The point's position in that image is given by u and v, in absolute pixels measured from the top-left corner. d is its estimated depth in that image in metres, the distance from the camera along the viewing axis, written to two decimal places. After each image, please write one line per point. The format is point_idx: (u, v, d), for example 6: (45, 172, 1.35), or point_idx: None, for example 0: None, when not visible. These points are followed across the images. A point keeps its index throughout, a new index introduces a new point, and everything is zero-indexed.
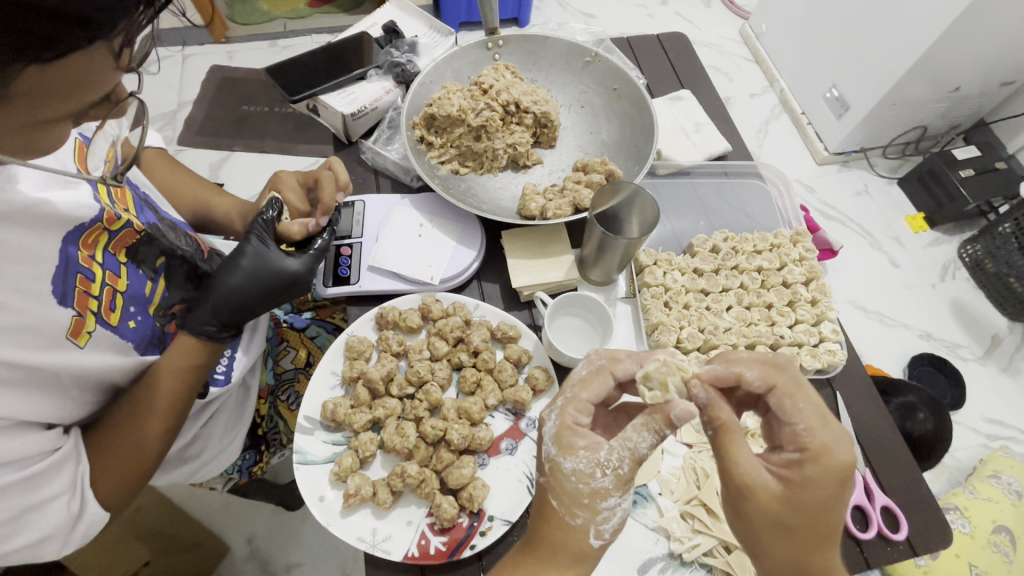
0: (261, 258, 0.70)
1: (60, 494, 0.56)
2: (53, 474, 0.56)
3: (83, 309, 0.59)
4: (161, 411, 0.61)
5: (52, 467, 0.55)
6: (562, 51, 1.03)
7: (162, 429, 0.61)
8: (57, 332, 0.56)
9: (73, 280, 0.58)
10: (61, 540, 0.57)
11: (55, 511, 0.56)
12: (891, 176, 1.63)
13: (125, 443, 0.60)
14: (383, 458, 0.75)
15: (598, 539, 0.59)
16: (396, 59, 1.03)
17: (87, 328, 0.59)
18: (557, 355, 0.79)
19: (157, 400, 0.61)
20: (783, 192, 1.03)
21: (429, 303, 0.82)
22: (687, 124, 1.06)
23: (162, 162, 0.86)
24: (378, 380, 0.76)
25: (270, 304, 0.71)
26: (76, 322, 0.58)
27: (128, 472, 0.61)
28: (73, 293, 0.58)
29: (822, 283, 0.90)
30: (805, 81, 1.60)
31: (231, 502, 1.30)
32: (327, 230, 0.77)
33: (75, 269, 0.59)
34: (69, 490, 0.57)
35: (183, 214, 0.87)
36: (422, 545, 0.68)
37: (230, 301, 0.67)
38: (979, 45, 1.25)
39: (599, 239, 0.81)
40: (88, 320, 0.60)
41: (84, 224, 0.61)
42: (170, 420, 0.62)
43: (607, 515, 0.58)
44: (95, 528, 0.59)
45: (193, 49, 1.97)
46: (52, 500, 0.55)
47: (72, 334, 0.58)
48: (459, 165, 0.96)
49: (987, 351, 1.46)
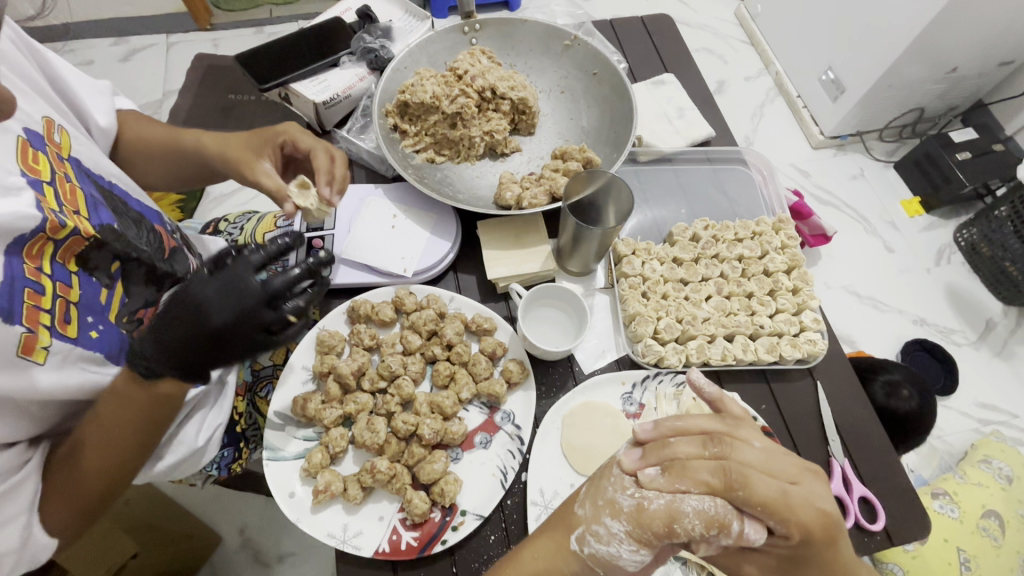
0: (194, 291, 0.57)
1: (15, 517, 0.55)
2: (10, 495, 0.55)
3: (34, 325, 0.57)
4: (102, 456, 0.58)
5: (10, 489, 0.55)
6: (540, 35, 1.00)
7: (99, 467, 0.58)
8: (7, 351, 0.54)
9: (19, 295, 0.56)
10: (13, 561, 0.55)
11: (10, 532, 0.54)
12: (887, 160, 1.60)
13: (79, 468, 0.58)
14: (355, 453, 0.74)
15: (578, 545, 0.55)
16: (368, 45, 1.00)
17: (42, 344, 0.58)
18: (532, 348, 0.78)
19: (98, 440, 0.57)
20: (767, 177, 1.01)
21: (402, 295, 0.81)
22: (670, 109, 1.03)
23: (139, 124, 0.83)
24: (348, 375, 0.75)
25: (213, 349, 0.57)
26: (27, 339, 0.56)
27: (75, 502, 0.59)
28: (21, 309, 0.56)
29: (804, 271, 0.88)
30: (801, 63, 1.56)
31: (221, 494, 1.30)
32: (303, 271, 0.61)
33: (22, 283, 0.57)
34: (25, 514, 0.56)
35: (158, 171, 0.84)
36: (393, 541, 0.68)
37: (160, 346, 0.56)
38: (977, 25, 1.21)
39: (574, 230, 0.80)
40: (42, 335, 0.58)
41: (25, 235, 0.58)
42: (108, 459, 0.58)
43: (601, 532, 0.54)
44: (43, 555, 0.58)
45: (178, 37, 1.93)
46: (8, 522, 0.54)
47: (26, 352, 0.56)
48: (435, 153, 0.94)
49: (981, 336, 1.44)
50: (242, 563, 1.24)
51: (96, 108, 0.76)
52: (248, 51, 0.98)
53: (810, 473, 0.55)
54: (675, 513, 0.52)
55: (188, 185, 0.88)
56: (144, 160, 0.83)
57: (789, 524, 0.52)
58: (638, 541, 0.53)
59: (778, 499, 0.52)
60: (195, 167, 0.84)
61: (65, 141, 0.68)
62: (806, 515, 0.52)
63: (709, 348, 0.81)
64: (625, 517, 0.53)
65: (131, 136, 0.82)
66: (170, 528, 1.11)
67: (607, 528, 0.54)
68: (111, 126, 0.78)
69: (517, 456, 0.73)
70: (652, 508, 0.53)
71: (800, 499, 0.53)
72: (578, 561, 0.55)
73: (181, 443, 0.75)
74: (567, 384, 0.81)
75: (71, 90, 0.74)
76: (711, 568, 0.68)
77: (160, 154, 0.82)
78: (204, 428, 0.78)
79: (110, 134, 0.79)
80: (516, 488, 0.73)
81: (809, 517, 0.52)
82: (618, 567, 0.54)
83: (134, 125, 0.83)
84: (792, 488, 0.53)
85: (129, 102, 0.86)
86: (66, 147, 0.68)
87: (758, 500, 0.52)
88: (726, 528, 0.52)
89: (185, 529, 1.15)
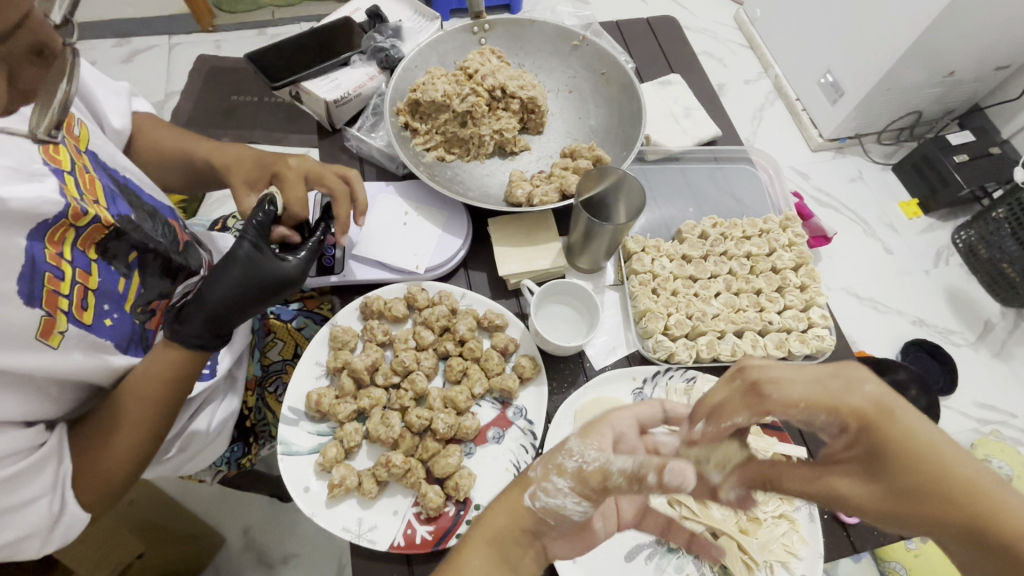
0: (252, 263, 0.66)
1: (39, 496, 0.56)
2: (34, 475, 0.56)
3: (52, 308, 0.58)
4: (142, 419, 0.61)
5: (32, 467, 0.56)
6: (549, 36, 1.01)
7: (134, 438, 0.61)
8: (24, 334, 0.55)
9: (40, 279, 0.57)
10: (38, 541, 0.57)
11: (35, 512, 0.56)
12: (886, 162, 1.62)
13: (110, 438, 0.60)
14: (369, 447, 0.74)
15: (530, 500, 0.54)
16: (379, 44, 1.01)
17: (59, 328, 0.58)
18: (544, 343, 0.78)
19: (136, 409, 0.61)
20: (773, 176, 1.02)
21: (414, 292, 0.81)
22: (677, 109, 1.05)
23: (150, 126, 0.84)
24: (362, 370, 0.75)
25: (261, 308, 0.68)
26: (45, 323, 0.57)
27: (108, 474, 0.61)
28: (41, 293, 0.57)
29: (811, 269, 0.90)
30: (801, 66, 1.58)
31: (224, 495, 1.29)
32: (322, 230, 0.74)
33: (42, 268, 0.57)
34: (49, 492, 0.57)
35: (175, 172, 0.84)
36: (408, 534, 0.68)
37: (221, 312, 0.64)
38: (974, 30, 1.23)
39: (586, 226, 0.80)
40: (59, 320, 0.58)
41: (48, 220, 0.58)
42: (144, 430, 0.62)
43: (552, 487, 0.53)
44: (75, 530, 0.59)
45: (181, 38, 1.94)
46: (32, 501, 0.56)
47: (43, 334, 0.56)
48: (445, 151, 0.95)
49: (980, 336, 1.45)
50: (245, 564, 1.23)
51: (110, 109, 0.77)
52: (258, 50, 0.98)
53: None
54: (606, 472, 0.53)
55: (194, 187, 0.88)
56: (150, 161, 0.83)
57: (840, 418, 0.47)
58: (584, 496, 0.53)
59: (821, 391, 0.48)
60: (200, 168, 0.83)
61: (83, 134, 0.68)
62: (857, 402, 0.47)
63: (719, 344, 0.82)
64: (571, 473, 0.53)
65: (144, 133, 0.83)
66: (174, 528, 1.10)
67: (554, 484, 0.53)
68: (125, 127, 0.79)
69: (530, 452, 0.73)
70: (590, 467, 0.53)
71: None
72: (528, 516, 0.54)
73: (187, 438, 0.75)
74: (578, 379, 0.81)
75: (90, 89, 0.74)
76: (722, 562, 0.69)
77: (173, 154, 0.83)
78: (208, 412, 0.77)
79: (122, 135, 0.79)
80: None
81: (861, 404, 0.47)
82: (565, 518, 0.53)
83: (149, 125, 0.84)
84: (831, 379, 0.48)
85: (146, 103, 0.87)
86: (83, 139, 0.68)
87: (796, 397, 0.48)
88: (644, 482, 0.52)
89: (190, 528, 1.14)
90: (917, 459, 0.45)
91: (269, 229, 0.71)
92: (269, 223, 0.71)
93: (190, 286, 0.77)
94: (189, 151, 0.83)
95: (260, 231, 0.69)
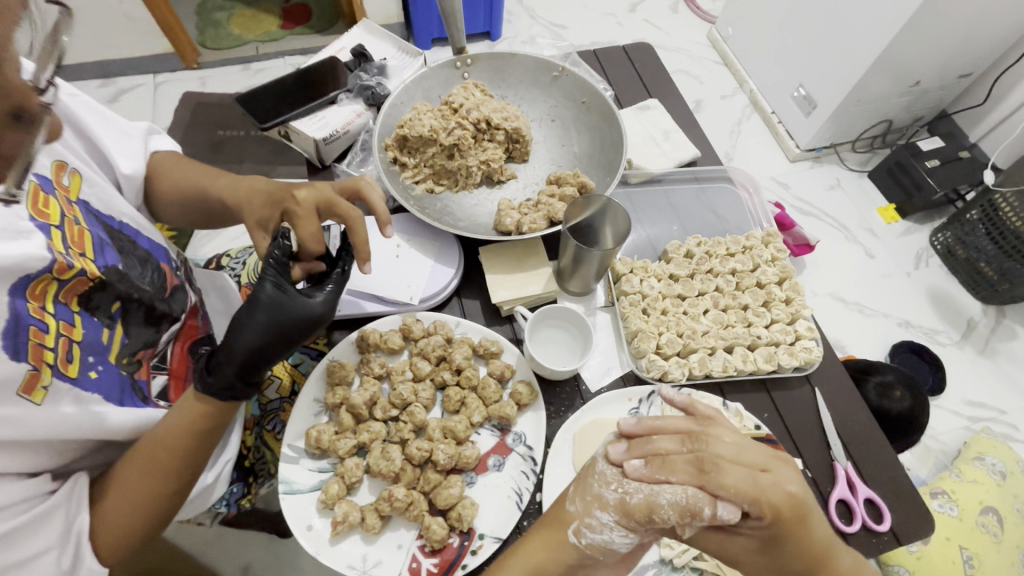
0: (277, 304, 0.66)
1: (46, 550, 0.55)
2: (40, 528, 0.55)
3: (38, 362, 0.57)
4: (165, 467, 0.61)
5: (37, 521, 0.55)
6: (530, 67, 1.05)
7: (160, 487, 0.61)
8: (7, 389, 0.54)
9: (25, 332, 0.57)
10: None
11: (44, 566, 0.55)
12: (861, 170, 1.68)
13: (129, 487, 0.60)
14: (370, 482, 0.74)
15: (576, 537, 0.60)
16: (365, 82, 1.04)
17: (42, 382, 0.57)
18: (539, 368, 0.80)
19: (165, 457, 0.61)
20: (753, 193, 1.06)
21: (409, 323, 0.82)
22: (656, 132, 1.08)
23: (168, 165, 0.85)
24: (360, 405, 0.76)
25: (290, 348, 0.68)
26: (30, 377, 0.56)
27: (129, 523, 0.60)
28: (26, 346, 0.56)
29: (795, 282, 0.92)
30: (773, 82, 1.64)
31: (222, 533, 1.27)
32: (344, 262, 0.74)
33: (27, 322, 0.57)
34: (58, 545, 0.56)
35: (187, 211, 0.85)
36: (413, 568, 0.68)
37: (251, 359, 0.64)
38: (934, 42, 1.29)
39: (574, 252, 0.83)
40: (44, 373, 0.58)
41: (30, 274, 0.59)
42: (169, 479, 0.62)
43: (595, 523, 0.59)
44: None
45: (166, 76, 1.97)
46: (39, 555, 0.55)
47: (26, 390, 0.55)
48: (434, 183, 0.97)
49: (964, 335, 1.49)
50: None
51: (119, 154, 0.77)
52: (248, 92, 1.01)
53: (782, 461, 0.60)
54: (652, 503, 0.58)
55: (210, 223, 0.88)
56: (160, 197, 0.84)
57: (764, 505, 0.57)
58: (629, 529, 0.59)
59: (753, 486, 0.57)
60: (206, 206, 0.84)
61: (73, 183, 0.69)
62: (778, 496, 0.57)
63: (710, 361, 0.84)
64: (613, 507, 0.59)
65: (159, 173, 0.84)
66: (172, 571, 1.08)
67: (598, 519, 0.59)
68: (136, 171, 0.79)
69: (531, 477, 0.74)
70: (634, 500, 0.59)
71: (772, 485, 0.57)
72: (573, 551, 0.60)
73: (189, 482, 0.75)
74: (575, 403, 0.82)
75: (97, 136, 0.75)
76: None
77: (182, 195, 0.83)
78: (214, 465, 0.79)
79: (133, 181, 0.79)
80: (532, 509, 0.74)
81: (779, 498, 0.57)
82: (611, 550, 0.59)
83: (166, 164, 0.85)
84: (762, 474, 0.58)
85: (167, 139, 0.89)
86: (74, 189, 0.69)
87: (729, 485, 0.57)
88: (698, 515, 0.57)
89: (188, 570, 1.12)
90: (810, 544, 0.58)
91: (287, 264, 0.71)
92: (286, 257, 0.71)
93: (173, 332, 0.79)
94: (194, 191, 0.83)
95: (279, 267, 0.70)
